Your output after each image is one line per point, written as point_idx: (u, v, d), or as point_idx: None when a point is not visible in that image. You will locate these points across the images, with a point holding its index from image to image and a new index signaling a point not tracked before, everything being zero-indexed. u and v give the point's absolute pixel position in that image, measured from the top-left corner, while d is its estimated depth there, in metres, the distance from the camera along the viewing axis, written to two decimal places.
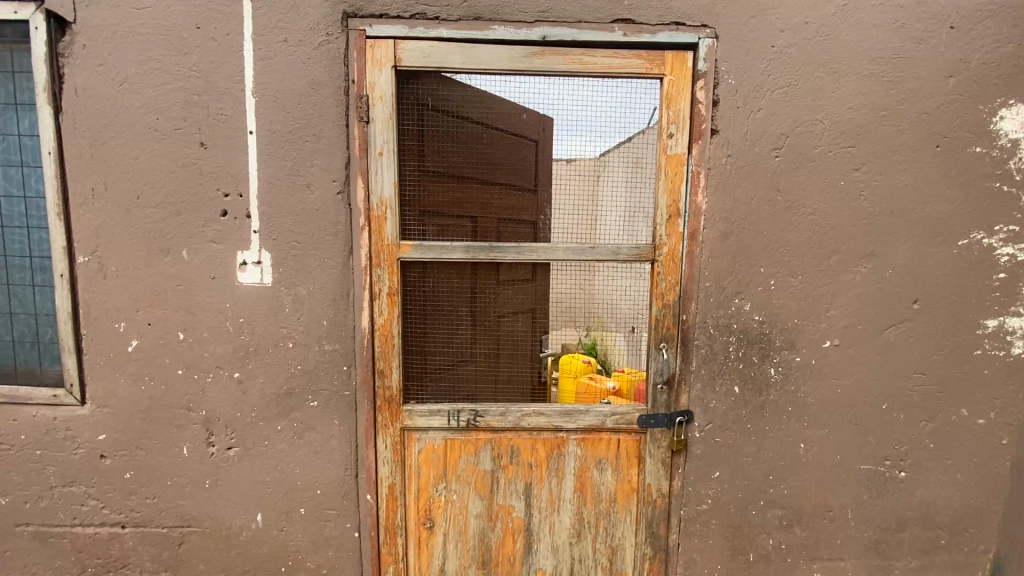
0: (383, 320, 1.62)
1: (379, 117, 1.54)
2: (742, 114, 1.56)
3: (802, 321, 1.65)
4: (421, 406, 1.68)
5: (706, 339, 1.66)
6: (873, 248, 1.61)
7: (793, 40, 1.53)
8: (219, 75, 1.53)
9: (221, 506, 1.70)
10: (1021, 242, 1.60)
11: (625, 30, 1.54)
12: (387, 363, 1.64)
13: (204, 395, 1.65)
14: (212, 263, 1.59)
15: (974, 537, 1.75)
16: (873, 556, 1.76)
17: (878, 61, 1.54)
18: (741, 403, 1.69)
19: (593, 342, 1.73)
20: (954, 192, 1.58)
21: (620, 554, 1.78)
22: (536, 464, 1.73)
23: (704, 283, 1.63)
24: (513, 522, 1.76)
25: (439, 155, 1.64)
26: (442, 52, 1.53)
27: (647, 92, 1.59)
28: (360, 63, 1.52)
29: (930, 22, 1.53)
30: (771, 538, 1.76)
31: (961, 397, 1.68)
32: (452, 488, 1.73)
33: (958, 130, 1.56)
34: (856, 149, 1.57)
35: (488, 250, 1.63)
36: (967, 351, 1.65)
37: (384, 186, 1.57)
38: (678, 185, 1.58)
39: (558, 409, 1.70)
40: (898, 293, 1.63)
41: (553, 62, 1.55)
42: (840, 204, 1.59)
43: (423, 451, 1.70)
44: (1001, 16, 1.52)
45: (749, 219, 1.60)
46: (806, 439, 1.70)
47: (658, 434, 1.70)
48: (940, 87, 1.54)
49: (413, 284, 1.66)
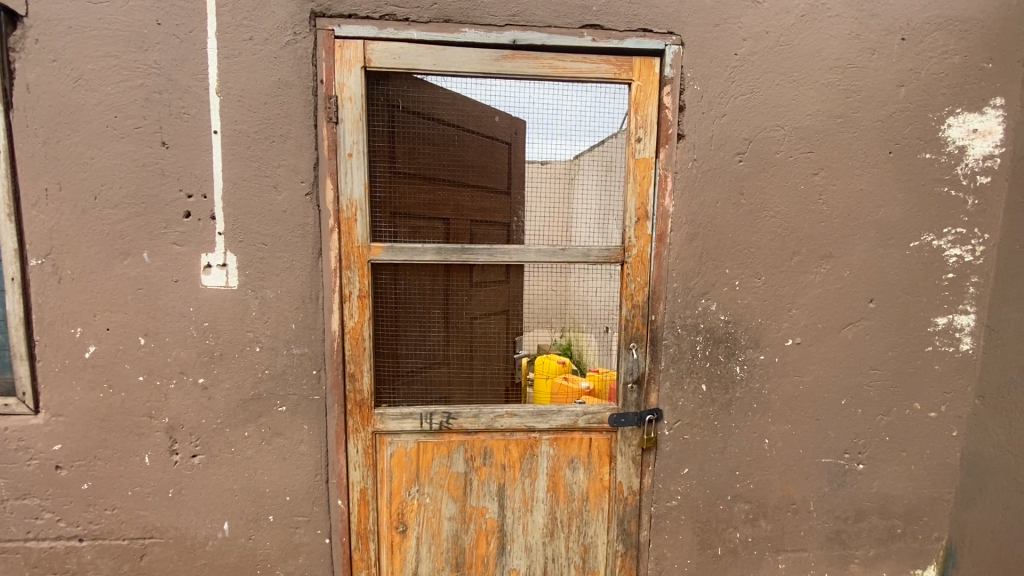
0: (353, 322, 1.60)
1: (349, 117, 1.52)
2: (707, 119, 1.60)
3: (766, 320, 1.71)
4: (393, 409, 1.67)
5: (674, 338, 1.70)
6: (831, 249, 1.67)
7: (755, 49, 1.58)
8: (181, 73, 1.49)
9: (185, 515, 1.66)
10: (967, 243, 1.69)
11: (594, 36, 1.56)
12: (358, 366, 1.62)
13: (167, 402, 1.60)
14: (175, 265, 1.54)
15: (927, 525, 1.84)
16: (834, 546, 1.83)
17: (835, 70, 1.60)
18: (708, 401, 1.74)
19: (568, 342, 1.76)
20: (907, 196, 1.66)
21: (593, 552, 1.80)
22: (509, 465, 1.73)
23: (672, 284, 1.67)
24: (487, 524, 1.76)
25: (411, 156, 1.64)
26: (412, 53, 1.52)
27: (616, 97, 1.61)
28: (328, 63, 1.51)
29: (883, 33, 1.60)
30: (738, 532, 1.81)
31: (915, 391, 1.76)
32: (425, 491, 1.72)
33: (909, 137, 1.64)
34: (815, 154, 1.63)
35: (460, 252, 1.63)
36: (919, 347, 1.74)
37: (354, 187, 1.55)
38: (647, 189, 1.62)
39: (530, 410, 1.71)
40: (855, 293, 1.70)
41: (523, 65, 1.56)
42: (801, 207, 1.65)
43: (395, 454, 1.69)
44: (948, 28, 1.60)
45: (714, 222, 1.65)
46: (771, 434, 1.76)
47: (629, 432, 1.73)
48: (893, 96, 1.62)
49: (385, 285, 1.64)
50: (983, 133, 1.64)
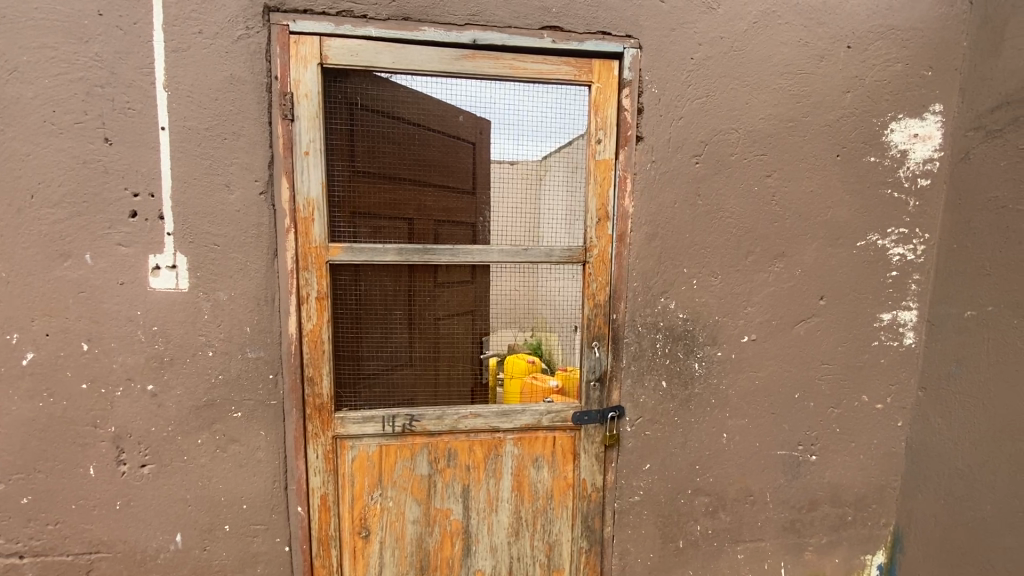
0: (312, 325, 1.57)
1: (304, 114, 1.49)
2: (664, 122, 1.63)
3: (723, 318, 1.75)
4: (355, 413, 1.64)
5: (635, 336, 1.73)
6: (784, 249, 1.73)
7: (710, 53, 1.62)
8: (125, 66, 1.42)
9: (135, 528, 1.59)
10: (909, 242, 1.78)
11: (554, 37, 1.57)
12: (317, 369, 1.59)
13: (113, 410, 1.53)
14: (120, 267, 1.48)
15: (876, 511, 1.93)
16: (790, 535, 1.90)
17: (785, 75, 1.66)
18: (669, 397, 1.77)
19: (537, 342, 1.76)
20: (853, 197, 1.73)
21: (557, 549, 1.82)
22: (473, 466, 1.73)
23: (632, 283, 1.69)
24: (451, 525, 1.75)
25: (372, 155, 1.61)
26: (370, 51, 1.50)
27: (576, 98, 1.63)
28: (283, 59, 1.47)
29: (830, 41, 1.66)
30: (699, 525, 1.85)
31: (862, 384, 1.84)
32: (388, 494, 1.70)
33: (856, 141, 1.71)
34: (767, 156, 1.68)
35: (422, 252, 1.61)
36: (866, 342, 1.81)
37: (310, 186, 1.52)
38: (607, 189, 1.64)
39: (494, 410, 1.71)
40: (806, 290, 1.76)
41: (484, 65, 1.56)
42: (755, 208, 1.70)
43: (356, 458, 1.66)
44: (891, 37, 1.68)
45: (673, 222, 1.68)
46: (729, 429, 1.81)
47: (592, 430, 1.75)
48: (840, 101, 1.69)
49: (345, 286, 1.62)
50: (923, 137, 1.73)
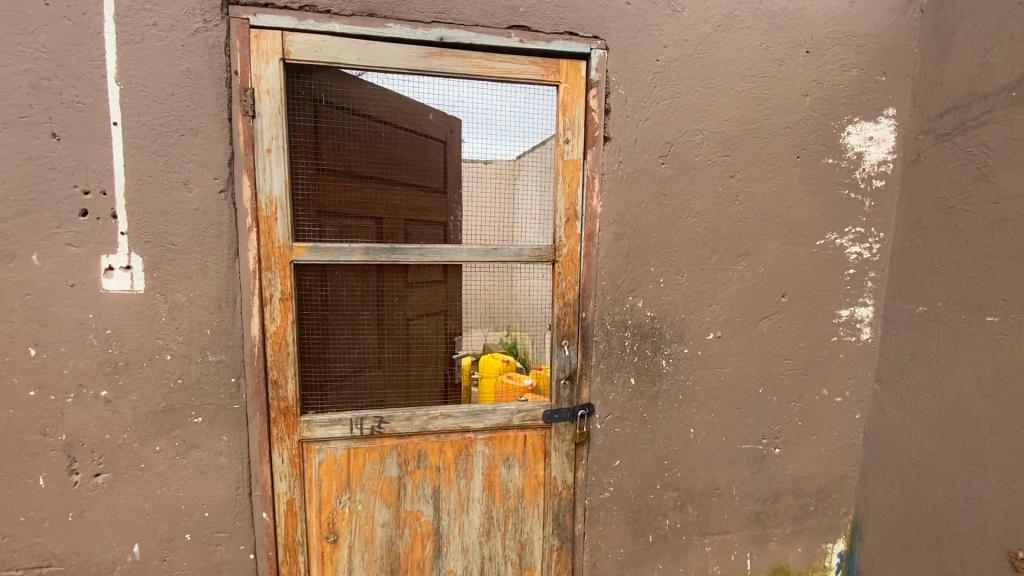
0: (275, 327, 1.53)
1: (266, 111, 1.46)
2: (631, 123, 1.65)
3: (689, 315, 1.79)
4: (321, 416, 1.61)
5: (604, 334, 1.74)
6: (747, 248, 1.78)
7: (675, 56, 1.65)
8: (74, 58, 1.36)
9: (89, 540, 1.52)
10: (865, 241, 1.84)
11: (521, 37, 1.57)
12: (281, 372, 1.55)
13: (65, 417, 1.46)
14: (69, 269, 1.41)
15: (836, 501, 2.00)
16: (755, 526, 1.95)
17: (747, 79, 1.70)
18: (637, 394, 1.80)
19: (513, 342, 1.77)
20: (813, 198, 1.79)
21: (529, 548, 1.82)
22: (444, 467, 1.72)
23: (601, 282, 1.71)
24: (422, 527, 1.74)
25: (338, 153, 1.58)
26: (335, 47, 1.47)
27: (544, 98, 1.64)
28: (244, 54, 1.43)
29: (790, 46, 1.71)
30: (668, 519, 1.88)
31: (822, 379, 1.90)
32: (356, 498, 1.68)
33: (815, 143, 1.76)
34: (730, 157, 1.72)
35: (390, 252, 1.59)
36: (826, 338, 1.88)
37: (273, 185, 1.48)
38: (576, 189, 1.65)
39: (464, 410, 1.70)
40: (768, 288, 1.81)
41: (451, 64, 1.55)
42: (719, 208, 1.74)
43: (323, 462, 1.63)
44: (847, 43, 1.73)
45: (640, 222, 1.70)
46: (695, 424, 1.84)
47: (563, 428, 1.76)
48: (799, 104, 1.74)
49: (310, 287, 1.58)
50: (877, 140, 1.79)
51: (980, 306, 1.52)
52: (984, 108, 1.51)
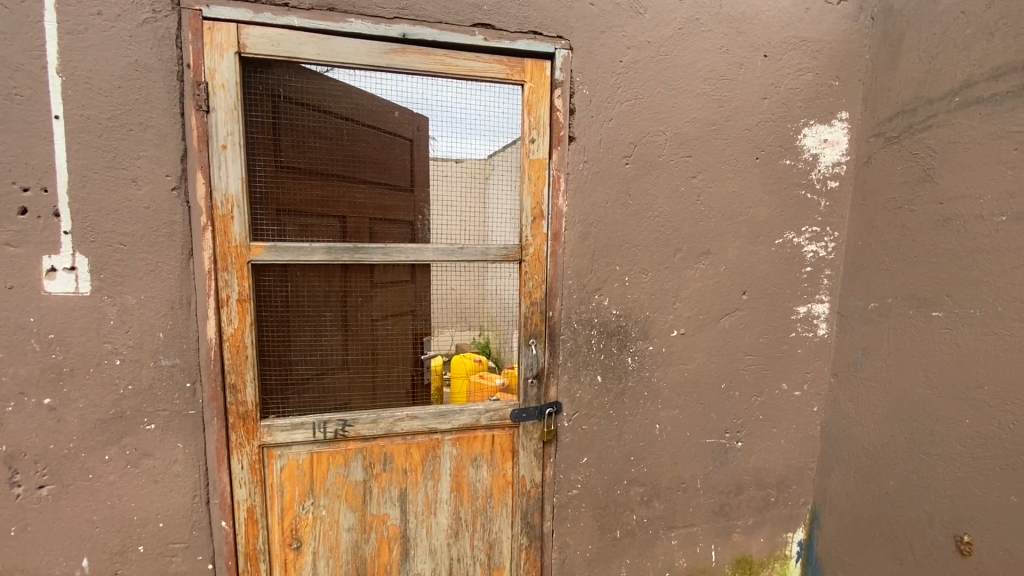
0: (233, 329, 1.48)
1: (221, 106, 1.41)
2: (595, 123, 1.67)
3: (654, 313, 1.81)
4: (282, 420, 1.56)
5: (570, 333, 1.76)
6: (709, 247, 1.82)
7: (638, 57, 1.67)
8: (10, 47, 1.29)
9: (33, 556, 1.45)
10: (821, 240, 1.91)
11: (485, 35, 1.56)
12: (240, 376, 1.51)
13: (4, 427, 1.38)
14: (8, 270, 1.33)
15: (796, 491, 2.06)
16: (719, 518, 2.00)
17: (708, 81, 1.74)
18: (604, 391, 1.82)
19: (486, 341, 1.75)
20: (771, 198, 1.84)
21: (498, 547, 1.82)
22: (411, 469, 1.70)
23: (567, 281, 1.72)
24: (389, 531, 1.72)
25: (299, 150, 1.55)
26: (293, 41, 1.43)
27: (509, 98, 1.64)
28: (196, 46, 1.38)
29: (748, 49, 1.75)
30: (635, 514, 1.91)
31: (782, 373, 1.96)
32: (320, 503, 1.64)
33: (773, 144, 1.81)
34: (692, 158, 1.75)
35: (352, 251, 1.56)
36: (785, 333, 1.94)
37: (229, 182, 1.43)
38: (541, 188, 1.65)
39: (431, 411, 1.69)
40: (730, 286, 1.86)
41: (414, 61, 1.53)
42: (682, 208, 1.77)
43: (285, 468, 1.59)
44: (803, 48, 1.79)
45: (605, 221, 1.72)
46: (661, 420, 1.88)
47: (530, 427, 1.76)
48: (758, 107, 1.78)
49: (270, 287, 1.54)
50: (832, 142, 1.86)
51: (926, 301, 1.58)
52: (929, 112, 1.57)
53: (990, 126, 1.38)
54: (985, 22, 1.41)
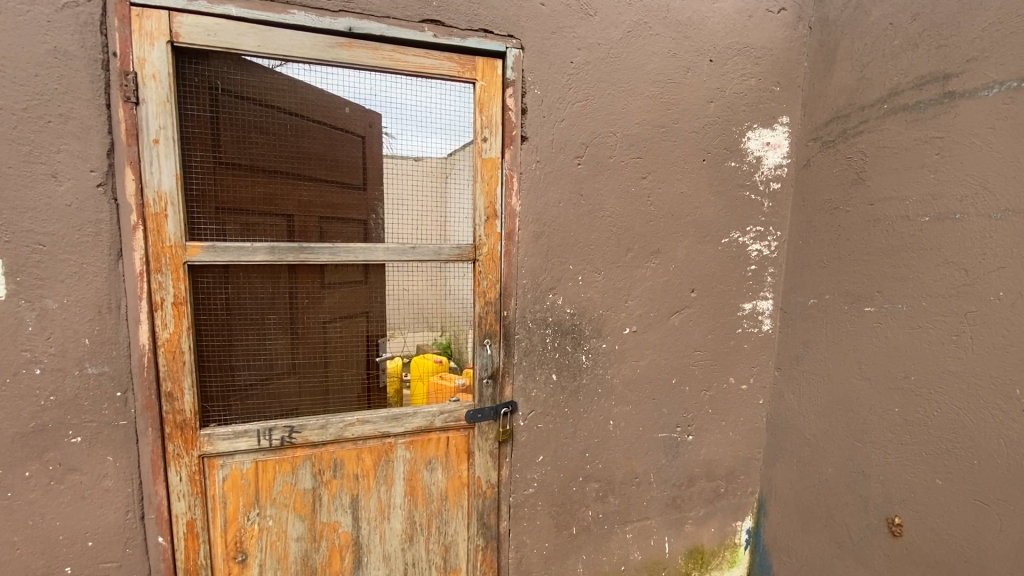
0: (168, 334, 1.41)
1: (152, 98, 1.33)
2: (547, 123, 1.67)
3: (606, 312, 1.84)
4: (224, 428, 1.49)
5: (525, 332, 1.76)
6: (659, 246, 1.86)
7: (589, 59, 1.69)
8: None
9: None
10: (765, 239, 1.98)
11: (435, 31, 1.53)
12: (177, 383, 1.43)
13: None
14: None
15: (744, 481, 2.14)
16: (672, 510, 2.05)
17: (657, 83, 1.77)
18: (559, 389, 1.83)
19: (448, 341, 1.73)
20: (718, 199, 1.90)
21: (453, 550, 1.81)
22: (362, 474, 1.66)
23: (521, 281, 1.72)
24: (340, 539, 1.67)
25: (240, 147, 1.49)
26: (230, 31, 1.37)
27: (461, 95, 1.62)
28: (123, 34, 1.30)
29: (694, 54, 1.80)
30: (590, 510, 1.94)
31: (729, 368, 2.03)
32: (266, 513, 1.58)
33: (719, 147, 1.87)
34: (642, 159, 1.79)
35: (297, 251, 1.49)
36: (732, 329, 2.00)
37: (161, 178, 1.36)
38: (494, 187, 1.65)
39: (384, 415, 1.65)
40: (679, 284, 1.90)
41: (361, 56, 1.49)
42: (633, 207, 1.81)
43: (228, 478, 1.52)
44: (746, 54, 1.85)
45: (558, 221, 1.73)
46: (615, 416, 1.91)
47: (486, 427, 1.75)
48: (704, 110, 1.84)
49: (209, 290, 1.47)
50: (774, 145, 1.94)
51: (859, 297, 1.66)
52: (862, 118, 1.65)
53: (915, 131, 1.47)
54: (911, 33, 1.49)
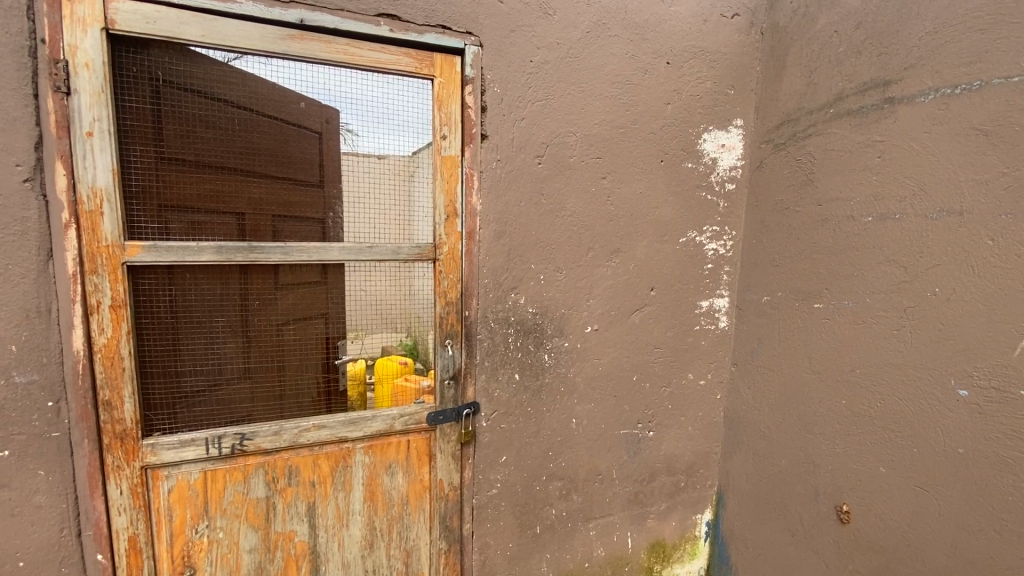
0: (106, 339, 1.33)
1: (85, 88, 1.25)
2: (507, 121, 1.67)
3: (568, 311, 1.85)
4: (168, 438, 1.42)
5: (487, 332, 1.74)
6: (619, 245, 1.88)
7: (548, 58, 1.69)
8: None
9: None
10: (721, 239, 2.04)
11: (391, 26, 1.50)
12: (116, 392, 1.35)
13: None
14: None
15: (703, 475, 2.20)
16: (635, 506, 2.08)
17: (616, 84, 1.79)
18: (521, 389, 1.82)
19: (413, 342, 1.70)
20: (676, 199, 1.94)
21: (416, 555, 1.78)
22: (319, 481, 1.61)
23: (483, 280, 1.71)
24: (296, 548, 1.62)
25: (184, 141, 1.42)
26: (171, 19, 1.30)
27: (419, 92, 1.60)
28: (52, 19, 1.21)
29: (652, 56, 1.83)
30: (554, 508, 1.94)
31: (688, 364, 2.07)
32: (216, 525, 1.52)
33: (676, 148, 1.91)
34: (602, 159, 1.81)
35: (246, 251, 1.44)
36: (690, 327, 2.05)
37: (96, 174, 1.28)
38: (454, 185, 1.62)
39: (342, 419, 1.60)
40: (639, 283, 1.93)
41: (314, 49, 1.44)
42: (593, 207, 1.82)
43: (173, 490, 1.45)
44: (702, 58, 1.89)
45: (519, 220, 1.73)
46: (577, 414, 1.92)
47: (448, 429, 1.73)
48: (662, 112, 1.87)
49: (151, 292, 1.39)
50: (728, 147, 1.99)
51: (809, 294, 1.73)
52: (810, 122, 1.71)
53: (858, 135, 1.53)
54: (854, 41, 1.55)
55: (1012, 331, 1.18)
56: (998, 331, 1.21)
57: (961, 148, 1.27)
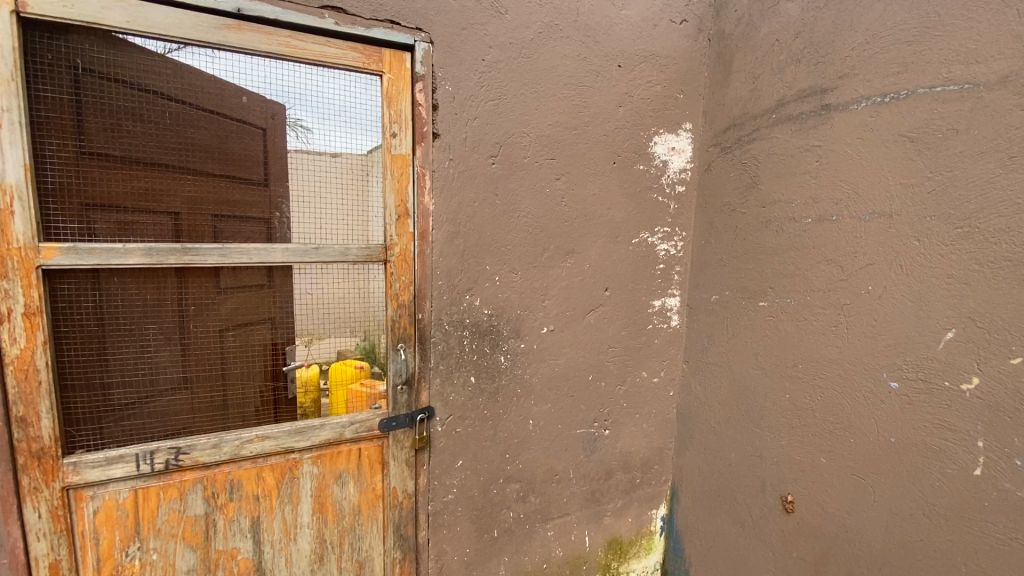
0: (19, 349, 1.22)
1: None
2: (459, 120, 1.64)
3: (524, 312, 1.84)
4: (93, 456, 1.32)
5: (442, 335, 1.71)
6: (574, 246, 1.89)
7: (500, 57, 1.67)
8: None
9: None
10: (672, 240, 2.08)
11: (337, 19, 1.44)
12: (31, 407, 1.25)
13: None
14: None
15: (657, 470, 2.24)
16: (592, 504, 2.10)
17: (568, 86, 1.80)
18: (477, 391, 1.80)
19: (367, 347, 1.64)
20: (629, 200, 1.96)
21: (369, 566, 1.72)
22: (264, 495, 1.53)
23: (436, 282, 1.67)
24: (239, 566, 1.54)
25: (109, 136, 1.31)
26: (92, 3, 1.21)
27: (367, 88, 1.55)
28: None
29: (603, 58, 1.85)
30: (512, 511, 1.93)
31: (642, 363, 2.10)
32: (149, 546, 1.42)
33: (628, 151, 1.94)
34: (556, 160, 1.81)
35: (179, 253, 1.36)
36: (643, 326, 2.08)
37: (4, 170, 1.17)
38: (406, 185, 1.59)
39: (287, 430, 1.53)
40: (594, 283, 1.95)
41: (253, 40, 1.37)
42: (548, 208, 1.82)
43: (99, 511, 1.34)
44: (653, 61, 1.93)
45: (473, 221, 1.70)
46: (534, 415, 1.91)
47: (400, 435, 1.68)
48: (614, 114, 1.89)
49: (72, 299, 1.29)
50: (678, 150, 2.03)
51: (754, 293, 1.79)
52: (754, 126, 1.77)
53: (798, 140, 1.59)
54: (794, 49, 1.61)
55: (936, 326, 1.25)
56: (924, 327, 1.28)
57: (890, 153, 1.33)
